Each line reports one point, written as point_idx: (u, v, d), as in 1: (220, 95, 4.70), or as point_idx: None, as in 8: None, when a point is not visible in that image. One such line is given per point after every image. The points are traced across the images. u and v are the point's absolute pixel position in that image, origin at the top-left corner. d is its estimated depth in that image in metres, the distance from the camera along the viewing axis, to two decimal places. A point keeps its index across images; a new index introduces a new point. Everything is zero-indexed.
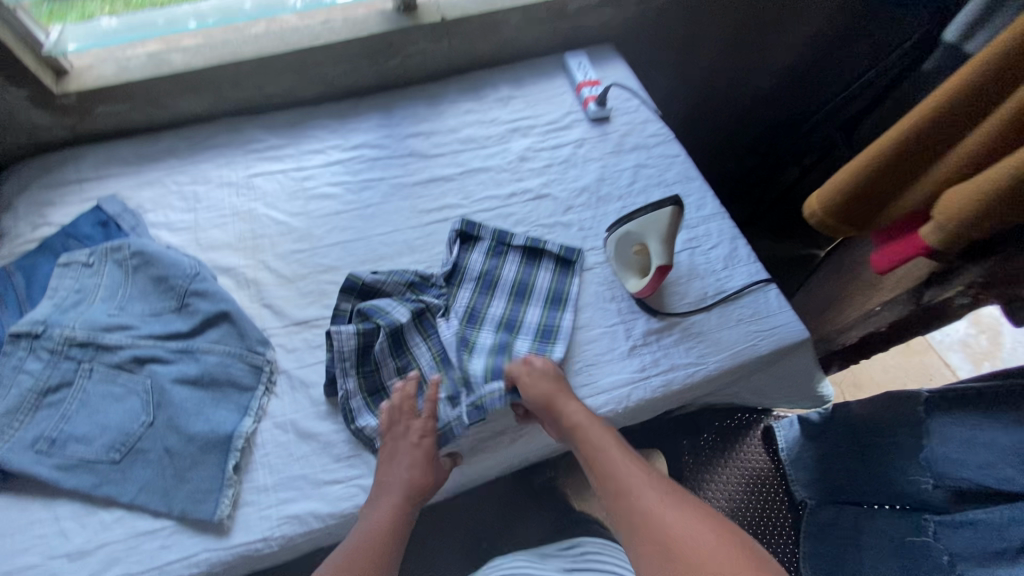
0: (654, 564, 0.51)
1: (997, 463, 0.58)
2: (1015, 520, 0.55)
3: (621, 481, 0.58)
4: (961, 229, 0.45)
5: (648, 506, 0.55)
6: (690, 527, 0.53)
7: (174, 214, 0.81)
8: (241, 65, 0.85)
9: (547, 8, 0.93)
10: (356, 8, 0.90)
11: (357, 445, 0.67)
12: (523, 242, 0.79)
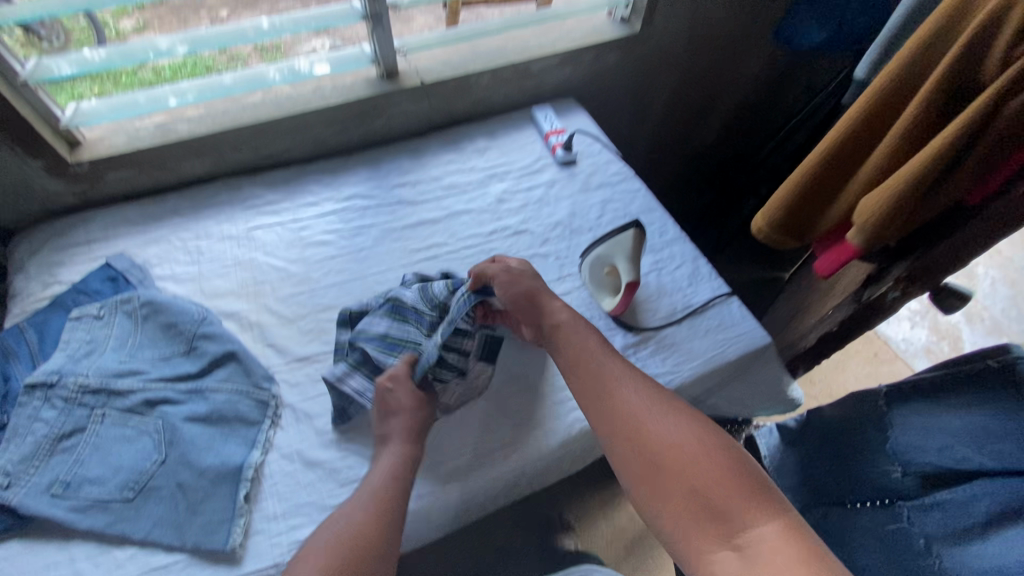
0: (633, 461, 0.56)
1: (953, 444, 0.74)
2: (977, 496, 0.70)
3: (606, 384, 0.62)
4: (874, 231, 0.61)
5: (630, 411, 0.59)
6: (668, 430, 0.56)
7: (179, 267, 0.88)
8: (242, 130, 0.94)
9: (513, 71, 1.08)
10: (343, 77, 1.02)
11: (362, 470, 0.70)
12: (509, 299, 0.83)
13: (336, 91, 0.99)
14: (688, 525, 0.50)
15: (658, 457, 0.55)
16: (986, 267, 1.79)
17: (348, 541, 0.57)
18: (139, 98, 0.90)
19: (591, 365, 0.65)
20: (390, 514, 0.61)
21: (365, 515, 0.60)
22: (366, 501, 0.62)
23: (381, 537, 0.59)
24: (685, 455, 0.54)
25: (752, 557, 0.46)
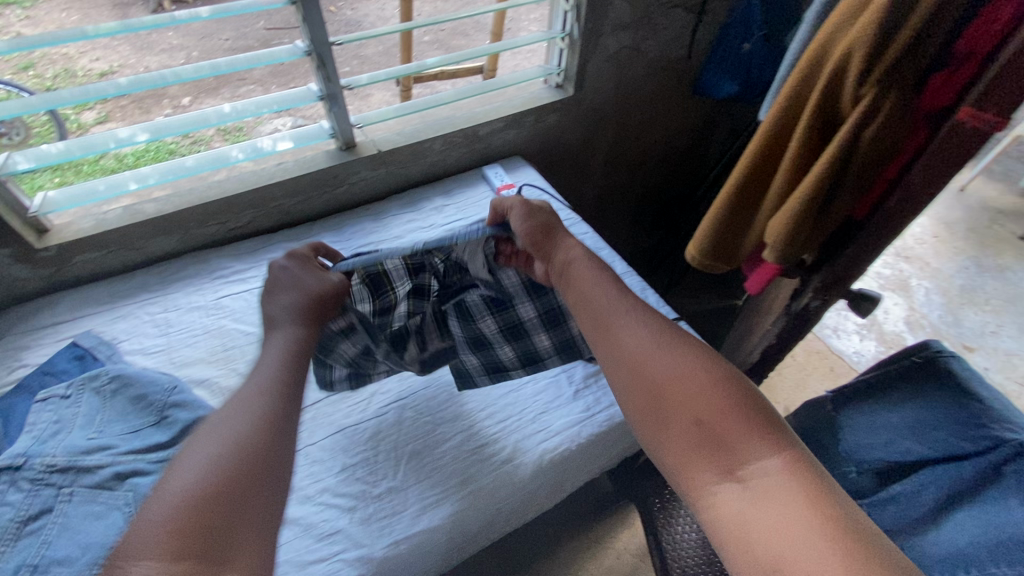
0: (636, 392, 0.54)
1: (896, 439, 0.78)
2: (922, 485, 0.72)
3: (608, 320, 0.60)
4: (782, 251, 0.70)
5: (636, 345, 0.57)
6: (678, 362, 0.54)
7: (149, 340, 0.90)
8: (209, 206, 0.99)
9: (463, 135, 1.18)
10: (305, 151, 1.09)
11: (337, 523, 0.71)
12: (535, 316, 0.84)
13: (296, 164, 1.06)
14: (690, 459, 0.49)
15: (665, 387, 0.53)
16: (920, 280, 1.93)
17: (242, 440, 0.49)
18: (99, 186, 0.92)
19: (597, 301, 0.63)
20: (291, 414, 0.54)
21: (263, 412, 0.52)
22: (262, 395, 0.53)
23: (281, 441, 0.51)
24: (692, 386, 0.52)
25: (754, 490, 0.45)
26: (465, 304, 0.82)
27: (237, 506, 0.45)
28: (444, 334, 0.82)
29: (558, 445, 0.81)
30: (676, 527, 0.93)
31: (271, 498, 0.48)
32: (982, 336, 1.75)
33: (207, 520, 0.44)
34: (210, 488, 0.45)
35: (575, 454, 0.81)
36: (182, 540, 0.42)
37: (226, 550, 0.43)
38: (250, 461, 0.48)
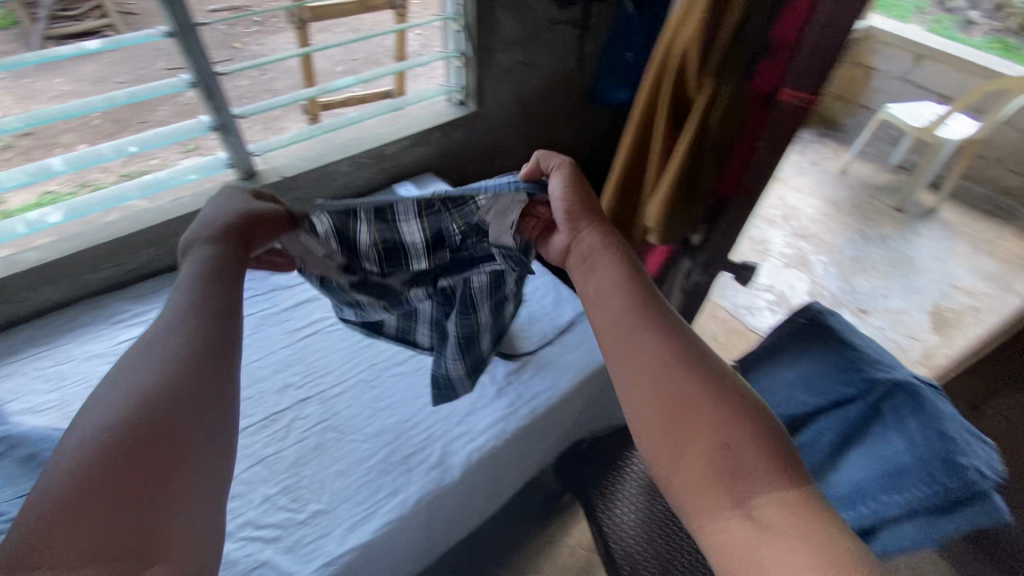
0: (652, 409, 0.51)
1: (789, 395, 0.83)
2: (817, 436, 0.79)
3: (623, 328, 0.56)
4: (665, 234, 0.77)
5: (653, 356, 0.53)
6: (696, 381, 0.51)
7: (39, 397, 0.83)
8: (99, 247, 0.95)
9: (370, 156, 1.20)
10: (204, 183, 1.07)
11: (263, 557, 0.68)
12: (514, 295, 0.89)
13: (192, 198, 1.04)
14: (701, 487, 0.46)
15: (682, 408, 0.50)
16: (816, 256, 2.13)
17: (144, 405, 0.40)
18: None
19: (610, 312, 0.58)
20: (207, 363, 0.45)
21: (170, 368, 0.43)
22: (163, 366, 0.43)
23: (202, 393, 0.43)
24: (706, 414, 0.49)
25: (763, 526, 0.42)
26: (468, 284, 0.78)
27: (151, 488, 0.37)
28: (442, 307, 0.81)
29: (478, 444, 0.84)
30: (614, 507, 0.90)
31: (194, 469, 0.40)
32: (873, 299, 1.93)
33: (94, 516, 0.35)
34: (114, 473, 0.37)
35: (498, 449, 0.85)
36: (96, 537, 0.34)
37: (151, 544, 0.36)
38: (158, 427, 0.40)
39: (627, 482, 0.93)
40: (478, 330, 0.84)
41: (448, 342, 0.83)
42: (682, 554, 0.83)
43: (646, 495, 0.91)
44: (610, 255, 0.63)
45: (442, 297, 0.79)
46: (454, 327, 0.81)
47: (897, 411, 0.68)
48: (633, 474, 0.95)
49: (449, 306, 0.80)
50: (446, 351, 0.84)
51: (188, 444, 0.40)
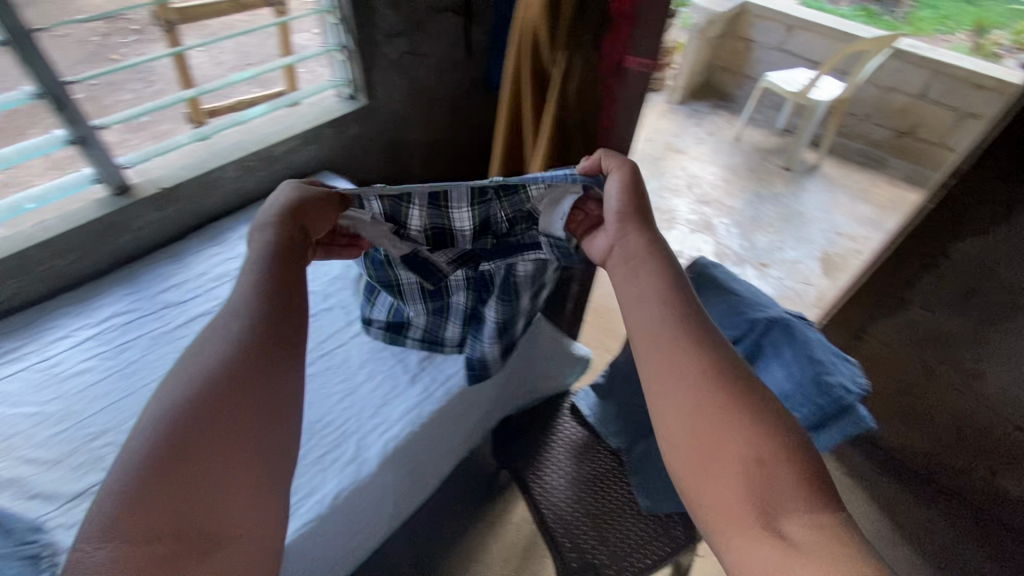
0: (682, 435, 0.46)
1: None
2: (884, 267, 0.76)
3: (666, 348, 0.49)
4: None
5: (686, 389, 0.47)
6: (746, 430, 0.44)
7: (194, 285, 0.91)
8: (248, 158, 1.03)
9: (415, 98, 1.24)
10: (321, 97, 1.17)
11: (390, 485, 0.76)
12: (517, 275, 0.76)
13: (301, 122, 1.10)
14: (725, 513, 0.42)
15: (718, 418, 0.45)
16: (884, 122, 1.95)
17: (205, 389, 0.42)
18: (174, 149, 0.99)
19: (643, 319, 0.52)
20: (276, 341, 0.47)
21: (232, 351, 0.45)
22: (268, 279, 0.50)
23: (266, 377, 0.45)
24: (745, 425, 0.44)
25: (794, 546, 0.39)
26: (507, 270, 0.76)
27: (220, 471, 0.39)
28: (482, 288, 0.77)
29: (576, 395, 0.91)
30: (546, 476, 0.96)
31: (253, 461, 0.41)
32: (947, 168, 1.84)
33: (173, 492, 0.38)
34: (213, 445, 0.40)
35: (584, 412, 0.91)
36: (148, 520, 0.36)
37: (213, 532, 0.38)
38: (215, 411, 0.41)
39: (554, 447, 1.01)
40: (515, 313, 0.80)
41: (480, 321, 0.80)
42: (624, 521, 0.92)
43: (573, 463, 0.99)
44: (657, 264, 0.56)
45: (482, 283, 0.77)
46: (492, 312, 0.78)
47: (840, 430, 0.70)
48: (562, 441, 1.02)
49: (489, 292, 0.78)
50: (477, 327, 0.81)
51: (261, 428, 0.43)
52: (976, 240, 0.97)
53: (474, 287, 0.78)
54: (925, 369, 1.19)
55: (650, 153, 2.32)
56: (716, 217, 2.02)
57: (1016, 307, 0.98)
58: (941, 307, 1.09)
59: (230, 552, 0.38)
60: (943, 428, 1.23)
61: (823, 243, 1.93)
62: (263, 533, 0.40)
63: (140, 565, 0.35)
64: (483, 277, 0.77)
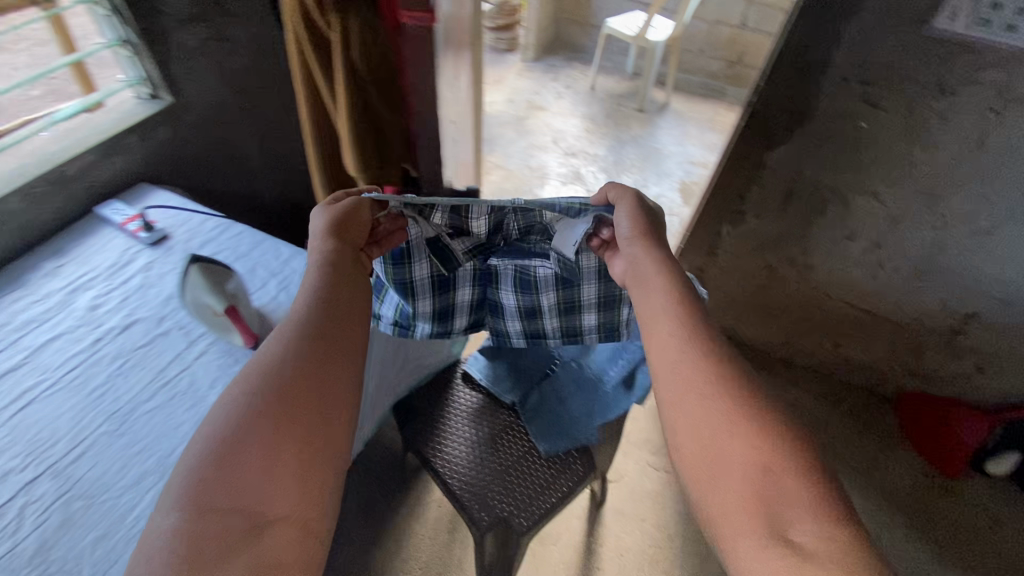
0: (690, 444, 0.48)
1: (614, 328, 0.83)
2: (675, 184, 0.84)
3: (669, 360, 0.52)
4: None
5: (694, 398, 0.49)
6: (755, 436, 0.45)
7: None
8: (35, 185, 0.87)
9: (232, 86, 1.14)
10: (109, 102, 1.01)
11: None
12: (539, 276, 0.77)
13: (93, 133, 0.95)
14: (735, 525, 0.43)
15: (724, 424, 0.47)
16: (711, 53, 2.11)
17: (276, 384, 0.49)
18: None
19: (656, 335, 0.55)
20: (330, 355, 0.54)
21: (290, 353, 0.52)
22: (322, 288, 0.58)
23: (323, 379, 0.52)
24: (752, 432, 0.45)
25: (804, 555, 0.39)
26: (529, 269, 0.77)
27: (275, 466, 0.46)
28: (501, 282, 0.80)
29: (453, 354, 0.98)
30: (446, 450, 0.96)
31: (307, 454, 0.48)
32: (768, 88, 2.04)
33: (234, 477, 0.45)
34: (268, 439, 0.47)
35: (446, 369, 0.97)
36: (217, 497, 0.44)
37: (265, 518, 0.44)
38: (283, 407, 0.48)
39: (453, 414, 1.00)
40: (535, 312, 0.81)
41: (499, 308, 0.83)
42: (528, 470, 0.94)
43: (472, 425, 0.99)
44: (663, 278, 0.58)
45: (501, 277, 0.79)
46: (511, 302, 0.80)
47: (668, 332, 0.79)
48: (458, 409, 1.01)
49: (506, 285, 0.79)
50: (495, 317, 0.85)
51: (314, 430, 0.49)
52: (781, 148, 1.08)
53: (480, 281, 0.79)
54: (768, 270, 1.33)
55: (513, 113, 2.33)
56: (584, 166, 2.10)
57: (825, 201, 1.13)
58: (769, 214, 1.22)
59: (279, 534, 0.45)
60: (793, 317, 1.41)
61: (680, 174, 2.09)
62: (309, 525, 0.47)
63: (209, 537, 0.42)
64: (502, 273, 0.78)
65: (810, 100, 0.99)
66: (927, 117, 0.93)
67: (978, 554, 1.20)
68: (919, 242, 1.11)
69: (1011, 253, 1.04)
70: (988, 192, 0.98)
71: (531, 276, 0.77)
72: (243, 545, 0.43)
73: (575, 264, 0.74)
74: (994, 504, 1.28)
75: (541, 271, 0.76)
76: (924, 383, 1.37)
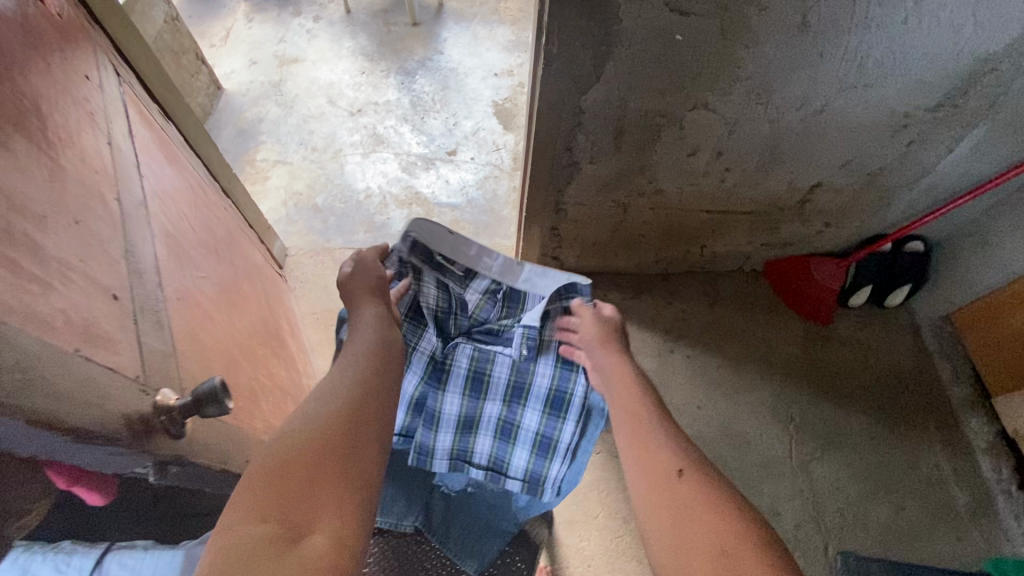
0: (659, 502, 0.59)
1: (532, 463, 0.80)
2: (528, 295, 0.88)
3: (631, 420, 0.67)
4: None
5: (660, 459, 0.62)
6: (704, 496, 0.57)
7: None
8: None
9: None
10: None
11: None
12: (489, 378, 0.85)
13: None
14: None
15: (688, 503, 0.57)
16: None
17: (328, 421, 0.54)
18: None
19: (619, 401, 0.70)
20: (367, 401, 0.58)
21: (344, 395, 0.58)
22: (363, 364, 0.63)
23: (361, 423, 0.56)
24: (717, 513, 0.55)
25: None
26: (482, 367, 0.86)
27: (319, 485, 0.48)
28: (449, 382, 0.85)
29: None
30: None
31: (339, 483, 0.49)
32: None
33: (280, 493, 0.46)
34: (318, 459, 0.50)
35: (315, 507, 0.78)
36: (257, 511, 0.44)
37: (307, 528, 0.44)
38: (331, 434, 0.53)
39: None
40: (470, 421, 0.84)
41: (436, 417, 0.83)
42: None
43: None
44: (627, 373, 0.72)
45: (452, 377, 0.85)
46: (454, 406, 0.84)
47: (579, 456, 0.77)
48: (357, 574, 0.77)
49: (456, 387, 0.85)
50: (427, 424, 0.82)
51: (351, 461, 0.52)
52: (597, 86, 0.86)
53: (432, 372, 0.85)
54: (621, 207, 1.18)
55: (264, 80, 1.78)
56: (380, 122, 1.71)
57: (658, 126, 0.95)
58: (603, 157, 1.02)
59: (316, 545, 0.43)
60: (656, 235, 1.29)
61: (488, 95, 1.79)
62: (346, 541, 0.46)
63: (247, 544, 0.41)
64: (455, 369, 0.85)
65: (610, 22, 0.76)
66: (745, 9, 0.74)
67: (860, 386, 1.32)
68: (759, 138, 0.99)
69: (846, 122, 0.97)
70: (816, 72, 0.85)
71: (483, 376, 0.85)
72: (283, 549, 0.41)
73: (526, 384, 0.84)
74: (864, 330, 1.38)
75: (490, 377, 0.85)
76: (783, 248, 1.37)
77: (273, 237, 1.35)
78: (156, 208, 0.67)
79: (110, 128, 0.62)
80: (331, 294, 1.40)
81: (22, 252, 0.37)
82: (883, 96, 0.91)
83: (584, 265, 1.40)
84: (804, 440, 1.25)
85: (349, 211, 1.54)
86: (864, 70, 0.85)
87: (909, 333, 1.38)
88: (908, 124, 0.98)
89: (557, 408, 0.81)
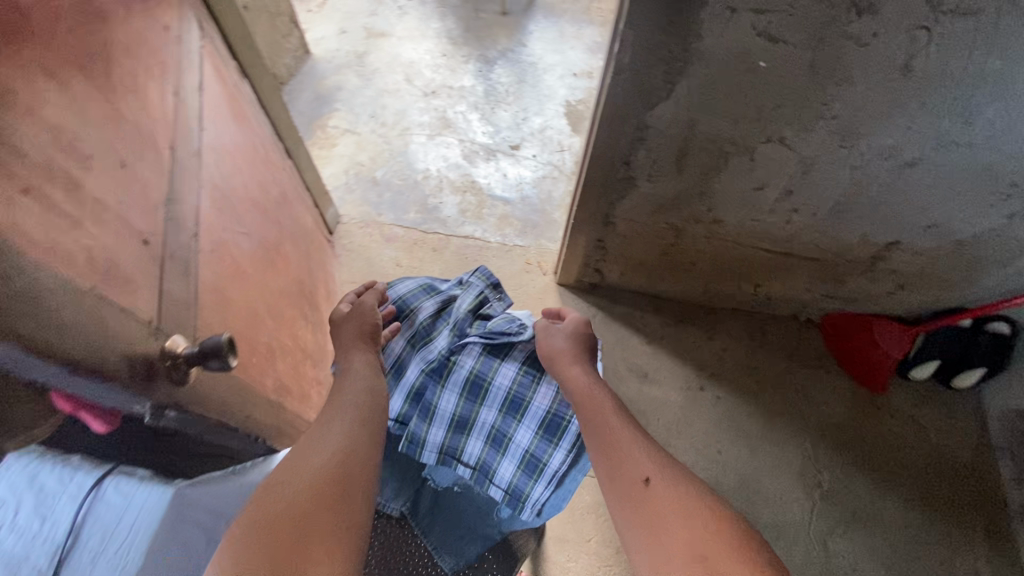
0: (631, 505, 0.58)
1: (516, 479, 0.76)
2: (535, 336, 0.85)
3: (602, 430, 0.66)
4: None
5: (632, 464, 0.61)
6: (674, 491, 0.57)
7: None
8: None
9: None
10: None
11: None
12: (490, 385, 0.80)
13: None
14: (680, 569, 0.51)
15: (660, 503, 0.57)
16: None
17: (313, 471, 0.56)
18: None
19: (591, 409, 0.69)
20: (355, 453, 0.60)
21: (332, 447, 0.60)
22: (351, 414, 0.65)
23: (348, 473, 0.58)
24: (686, 508, 0.55)
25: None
26: (485, 372, 0.80)
27: (309, 542, 0.50)
28: (450, 380, 0.80)
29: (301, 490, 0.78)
30: None
31: (325, 532, 0.51)
32: None
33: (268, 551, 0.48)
34: (305, 512, 0.52)
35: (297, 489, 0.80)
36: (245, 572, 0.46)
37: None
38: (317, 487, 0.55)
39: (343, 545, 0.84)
40: (464, 423, 0.79)
41: (431, 411, 0.79)
42: None
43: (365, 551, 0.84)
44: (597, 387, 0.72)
45: (452, 375, 0.80)
46: (450, 404, 0.79)
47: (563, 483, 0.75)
48: None
49: (455, 386, 0.80)
50: (422, 416, 0.79)
51: (339, 510, 0.54)
52: (666, 103, 0.82)
53: (433, 366, 0.81)
54: (673, 231, 1.13)
55: (349, 50, 1.84)
56: (451, 107, 1.72)
57: (726, 154, 0.90)
58: (663, 178, 0.98)
59: None
60: (707, 265, 1.23)
61: (562, 94, 1.76)
62: None
63: None
64: (458, 368, 0.80)
65: (690, 39, 0.72)
66: (842, 42, 0.68)
67: (901, 464, 1.21)
68: (837, 184, 0.92)
69: (938, 182, 0.87)
70: (913, 122, 0.77)
71: (485, 381, 0.80)
72: None
73: (526, 398, 0.79)
74: (920, 408, 1.26)
75: (492, 383, 0.80)
76: (845, 303, 1.26)
77: (328, 203, 1.39)
78: (211, 163, 0.70)
79: (181, 80, 0.65)
80: (372, 266, 1.43)
81: (55, 185, 0.40)
82: (987, 160, 0.82)
83: (626, 282, 1.35)
84: (828, 512, 1.16)
85: (405, 189, 1.56)
86: (970, 126, 0.77)
87: (973, 420, 1.24)
88: (1012, 194, 0.88)
89: (551, 432, 0.77)
